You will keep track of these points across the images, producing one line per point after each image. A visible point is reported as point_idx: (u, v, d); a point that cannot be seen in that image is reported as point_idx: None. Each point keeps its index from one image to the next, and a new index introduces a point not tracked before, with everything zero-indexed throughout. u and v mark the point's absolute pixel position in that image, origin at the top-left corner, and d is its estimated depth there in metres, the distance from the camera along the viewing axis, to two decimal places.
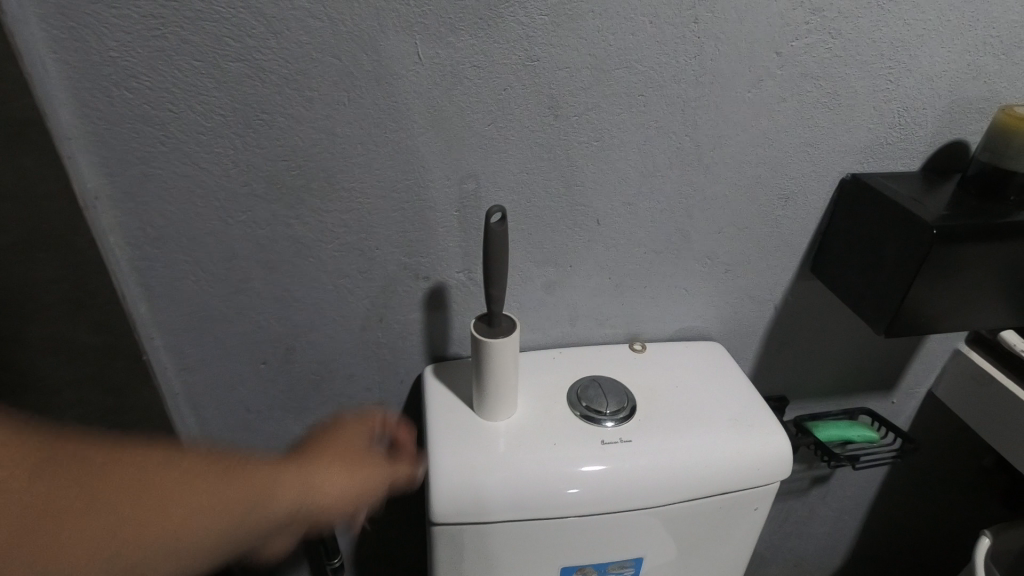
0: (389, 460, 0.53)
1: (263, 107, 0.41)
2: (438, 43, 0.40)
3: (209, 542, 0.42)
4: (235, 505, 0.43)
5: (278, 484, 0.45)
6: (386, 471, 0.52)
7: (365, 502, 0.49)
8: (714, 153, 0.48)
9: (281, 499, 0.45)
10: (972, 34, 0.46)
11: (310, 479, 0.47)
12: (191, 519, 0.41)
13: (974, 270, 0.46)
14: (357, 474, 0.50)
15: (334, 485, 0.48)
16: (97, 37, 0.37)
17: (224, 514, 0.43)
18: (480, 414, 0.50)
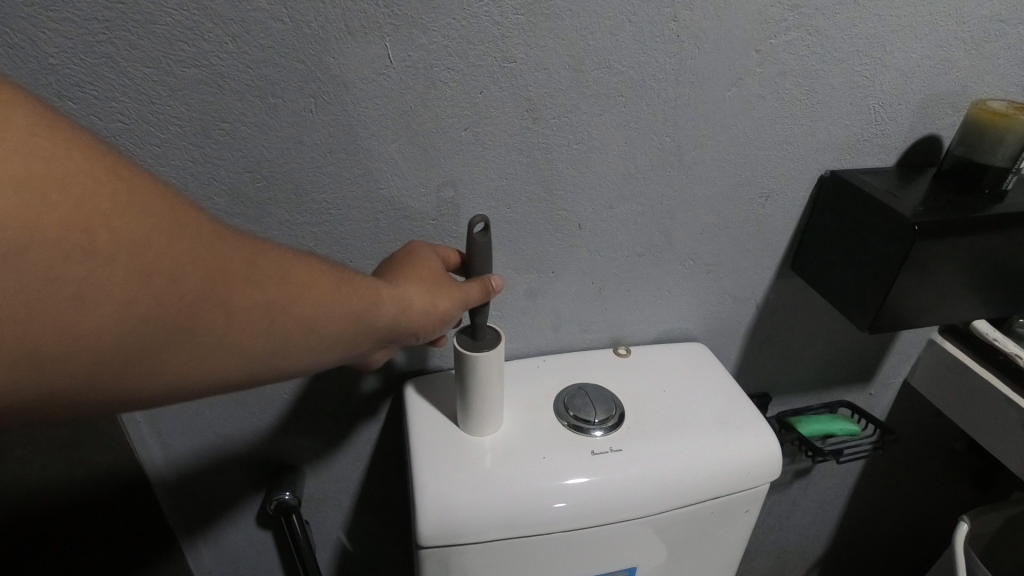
0: (465, 285, 0.43)
1: (223, 115, 0.38)
2: (410, 44, 0.38)
3: (283, 353, 0.37)
4: (333, 309, 0.38)
5: (386, 300, 0.40)
6: (454, 292, 0.42)
7: (431, 327, 0.43)
8: (695, 153, 0.47)
9: (385, 304, 0.40)
10: (944, 29, 0.46)
11: (381, 294, 0.40)
12: (276, 325, 0.36)
13: (954, 264, 0.46)
14: (440, 292, 0.42)
15: (409, 305, 0.41)
16: (34, 44, 0.33)
17: (308, 310, 0.37)
18: (464, 429, 0.48)
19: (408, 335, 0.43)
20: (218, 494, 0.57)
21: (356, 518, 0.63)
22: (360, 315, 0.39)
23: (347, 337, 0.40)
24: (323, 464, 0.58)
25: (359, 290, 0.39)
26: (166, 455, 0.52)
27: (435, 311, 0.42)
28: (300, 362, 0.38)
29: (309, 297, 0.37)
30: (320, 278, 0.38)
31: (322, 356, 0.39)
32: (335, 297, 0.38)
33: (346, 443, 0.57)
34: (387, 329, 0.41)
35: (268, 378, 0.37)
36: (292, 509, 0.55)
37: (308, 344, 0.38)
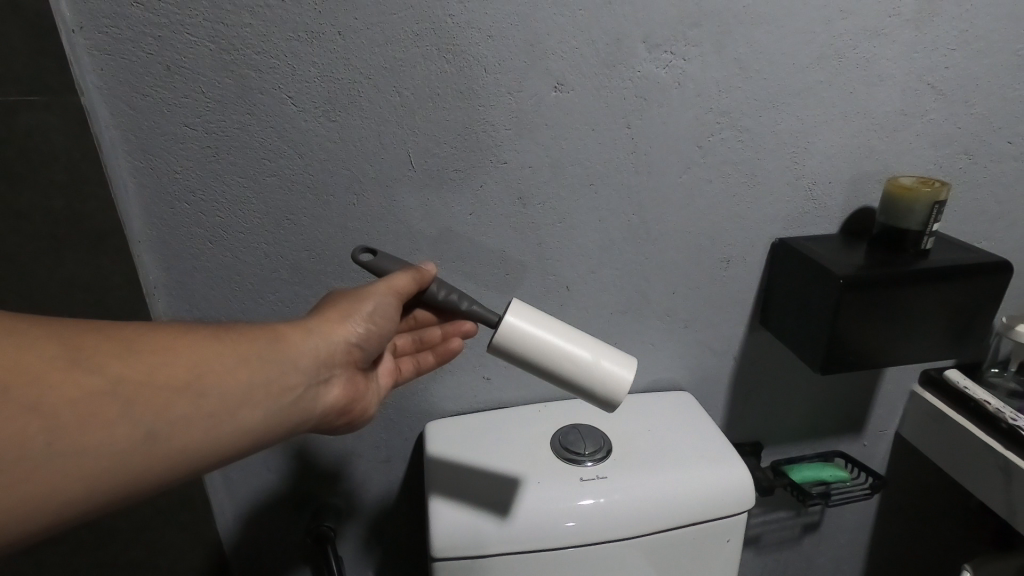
0: (394, 274, 0.47)
1: (290, 209, 0.51)
2: (426, 153, 0.51)
3: (174, 427, 0.36)
4: (217, 361, 0.38)
5: (293, 331, 0.43)
6: (380, 286, 0.45)
7: (352, 340, 0.45)
8: (659, 226, 0.58)
9: (293, 336, 0.43)
10: (856, 123, 0.57)
11: (283, 329, 0.43)
12: (148, 398, 0.35)
13: (886, 312, 0.55)
14: (356, 303, 0.45)
15: (322, 328, 0.44)
16: (167, 165, 0.48)
17: (184, 370, 0.37)
18: (603, 399, 0.46)
19: (326, 360, 0.44)
20: (264, 529, 0.65)
21: (383, 554, 0.70)
22: (254, 357, 0.40)
23: (251, 388, 0.39)
24: (355, 500, 0.66)
25: (254, 333, 0.41)
26: (226, 490, 0.62)
27: (354, 322, 0.45)
28: (205, 433, 0.37)
29: (176, 358, 0.37)
30: (189, 337, 0.38)
31: (235, 417, 0.39)
32: (215, 348, 0.39)
33: (376, 481, 0.66)
34: (309, 359, 0.43)
35: (170, 466, 0.36)
36: (328, 538, 0.64)
37: (207, 409, 0.37)
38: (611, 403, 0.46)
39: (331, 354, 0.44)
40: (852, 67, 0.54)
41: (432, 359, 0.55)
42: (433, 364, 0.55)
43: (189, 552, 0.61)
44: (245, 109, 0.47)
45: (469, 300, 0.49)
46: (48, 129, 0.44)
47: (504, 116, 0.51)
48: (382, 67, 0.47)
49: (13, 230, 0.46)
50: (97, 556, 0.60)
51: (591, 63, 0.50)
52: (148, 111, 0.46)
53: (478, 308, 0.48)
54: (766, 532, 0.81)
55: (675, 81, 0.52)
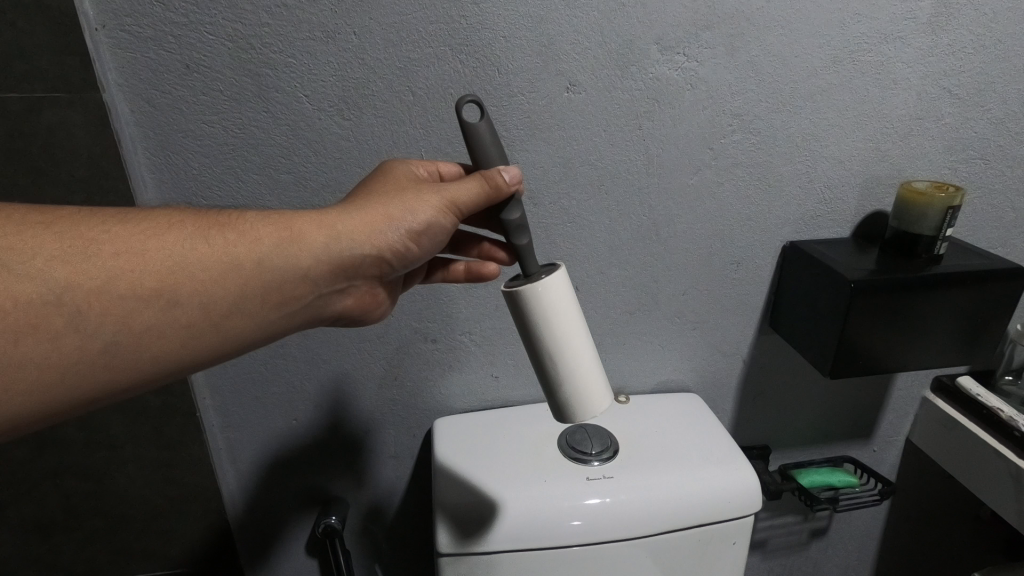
0: (461, 182, 0.41)
1: (303, 207, 0.52)
2: (439, 153, 0.52)
3: (147, 336, 0.36)
4: (201, 268, 0.37)
5: (307, 235, 0.40)
6: (437, 197, 0.41)
7: (386, 255, 0.42)
8: (669, 227, 0.58)
9: (304, 242, 0.40)
10: (870, 127, 0.56)
11: (297, 231, 0.39)
12: (113, 308, 0.35)
13: (897, 317, 0.54)
14: (396, 213, 0.41)
15: (349, 232, 0.40)
16: (185, 161, 0.49)
17: (159, 277, 0.36)
18: (564, 409, 0.43)
19: (347, 267, 0.41)
20: (274, 520, 0.66)
21: (390, 548, 0.71)
22: (246, 265, 0.38)
23: (238, 299, 0.38)
24: (364, 494, 0.67)
25: (256, 235, 0.39)
26: (238, 481, 0.63)
27: (388, 232, 0.41)
28: (185, 341, 0.37)
29: (152, 263, 0.36)
30: (170, 238, 0.37)
31: (219, 327, 0.38)
32: (200, 252, 0.37)
33: (384, 476, 0.66)
34: (320, 268, 0.40)
35: (148, 371, 0.37)
36: (336, 532, 0.63)
37: (185, 319, 0.37)
38: (567, 417, 0.43)
39: (350, 265, 0.41)
40: (867, 70, 0.54)
41: (461, 273, 0.53)
42: (459, 277, 0.54)
43: (200, 540, 0.63)
44: (261, 107, 0.48)
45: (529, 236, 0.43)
46: (71, 126, 0.45)
47: (517, 115, 0.51)
48: (396, 66, 0.48)
49: None
50: (112, 540, 0.61)
51: (603, 65, 0.50)
52: (167, 108, 0.47)
53: (528, 247, 0.43)
54: (773, 536, 0.80)
55: (687, 83, 0.52)
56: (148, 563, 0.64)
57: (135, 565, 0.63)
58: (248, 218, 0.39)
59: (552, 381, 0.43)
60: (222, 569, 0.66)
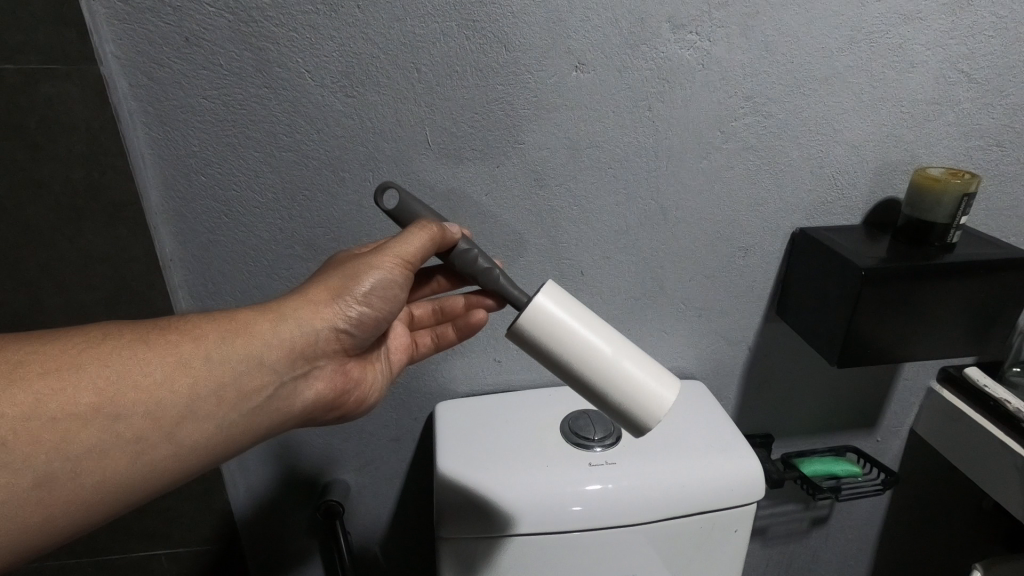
0: (403, 235, 0.43)
1: (305, 186, 0.51)
2: (443, 131, 0.50)
3: (90, 459, 0.34)
4: (143, 375, 0.36)
5: (255, 323, 0.41)
6: (384, 257, 0.43)
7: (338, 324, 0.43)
8: (677, 212, 0.57)
9: (253, 330, 0.40)
10: (885, 111, 0.55)
11: (244, 321, 0.40)
12: (44, 434, 0.33)
13: (908, 305, 0.53)
14: (344, 285, 0.43)
15: (299, 312, 0.42)
16: (184, 137, 0.48)
17: (96, 392, 0.35)
18: (631, 419, 0.42)
19: (303, 347, 0.42)
20: (274, 502, 0.66)
21: (391, 531, 0.71)
22: (194, 365, 0.38)
23: (189, 402, 0.37)
24: (364, 477, 0.67)
25: (199, 332, 0.39)
26: (238, 464, 0.63)
27: (340, 304, 0.43)
28: (134, 459, 0.36)
29: (87, 379, 0.34)
30: (104, 349, 0.36)
31: (172, 437, 0.37)
32: (141, 358, 0.36)
33: (384, 460, 0.66)
34: (274, 353, 0.41)
35: (93, 499, 0.35)
36: (337, 513, 0.63)
37: (130, 433, 0.35)
38: (638, 427, 0.42)
39: (305, 344, 0.42)
40: (884, 52, 0.52)
41: (453, 333, 0.56)
42: (453, 338, 0.56)
43: (200, 522, 0.63)
44: (261, 82, 0.47)
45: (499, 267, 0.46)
46: (68, 99, 0.44)
47: (523, 95, 0.50)
48: (401, 42, 0.47)
49: (34, 200, 0.47)
50: (113, 521, 0.62)
51: (613, 44, 0.49)
52: (166, 83, 0.46)
53: (506, 280, 0.45)
54: (773, 525, 0.80)
55: (699, 64, 0.51)
56: (148, 545, 0.64)
57: (136, 547, 0.63)
58: (190, 319, 0.39)
59: (599, 398, 0.42)
60: (222, 551, 0.66)
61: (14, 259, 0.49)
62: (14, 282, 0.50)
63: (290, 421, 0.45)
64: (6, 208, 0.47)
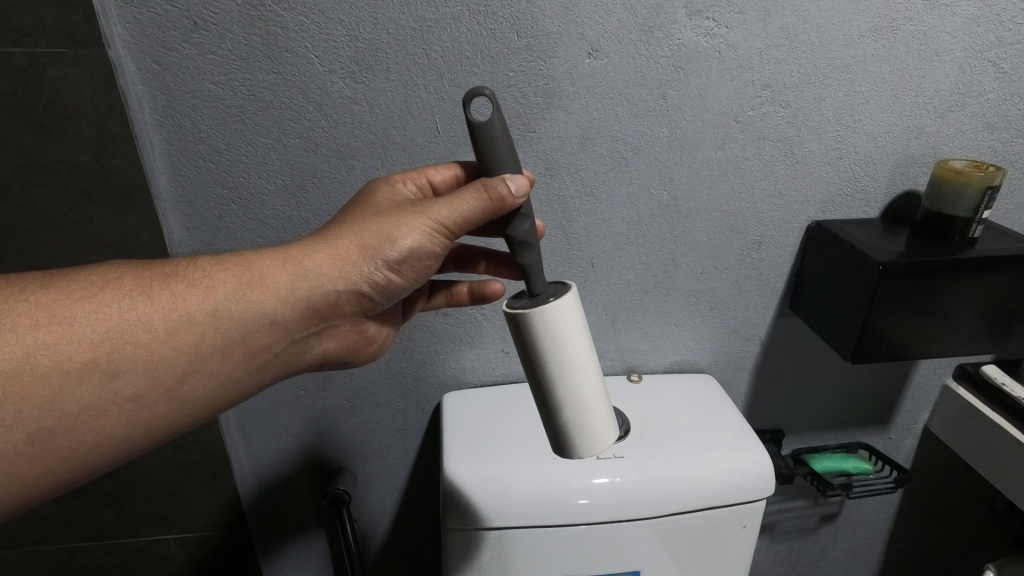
0: (452, 199, 0.39)
1: (314, 173, 0.51)
2: (453, 119, 0.50)
3: (89, 414, 0.35)
4: (144, 330, 0.36)
5: (270, 277, 0.39)
6: (417, 222, 0.40)
7: (360, 288, 0.41)
8: (690, 203, 0.56)
9: (266, 284, 0.39)
10: (907, 101, 0.53)
11: (258, 274, 0.39)
12: (37, 389, 0.34)
13: (926, 301, 0.52)
14: (372, 246, 0.40)
15: (320, 270, 0.40)
16: (192, 123, 0.47)
17: (92, 348, 0.35)
18: (566, 444, 0.42)
19: (318, 307, 0.41)
20: (282, 489, 0.66)
21: (398, 520, 0.71)
22: (198, 320, 0.38)
23: (192, 359, 0.38)
24: (371, 466, 0.67)
25: (209, 285, 0.38)
26: (246, 450, 0.63)
27: (367, 267, 0.40)
28: (134, 413, 0.37)
29: (83, 335, 0.35)
30: (102, 302, 0.35)
31: (172, 393, 0.38)
32: (145, 313, 0.36)
33: (391, 449, 0.66)
34: (287, 311, 0.40)
35: (92, 451, 0.36)
36: (343, 502, 0.64)
37: (129, 389, 0.36)
38: (567, 452, 0.42)
39: (320, 305, 0.41)
40: (907, 40, 0.51)
41: (466, 296, 0.55)
42: (464, 300, 0.56)
43: (208, 507, 0.63)
44: (270, 67, 0.46)
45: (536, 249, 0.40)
46: (76, 83, 0.44)
47: (535, 83, 0.49)
48: (411, 27, 0.46)
49: (43, 184, 0.47)
50: (123, 504, 0.62)
51: (627, 30, 0.48)
52: (174, 66, 0.45)
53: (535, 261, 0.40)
54: (782, 520, 0.79)
55: (716, 51, 0.49)
56: (157, 529, 0.64)
57: (145, 530, 0.64)
58: (199, 268, 0.39)
59: (550, 412, 0.41)
60: (230, 536, 0.66)
61: (23, 242, 0.49)
62: (24, 265, 0.50)
63: (299, 369, 0.46)
64: (15, 191, 0.47)
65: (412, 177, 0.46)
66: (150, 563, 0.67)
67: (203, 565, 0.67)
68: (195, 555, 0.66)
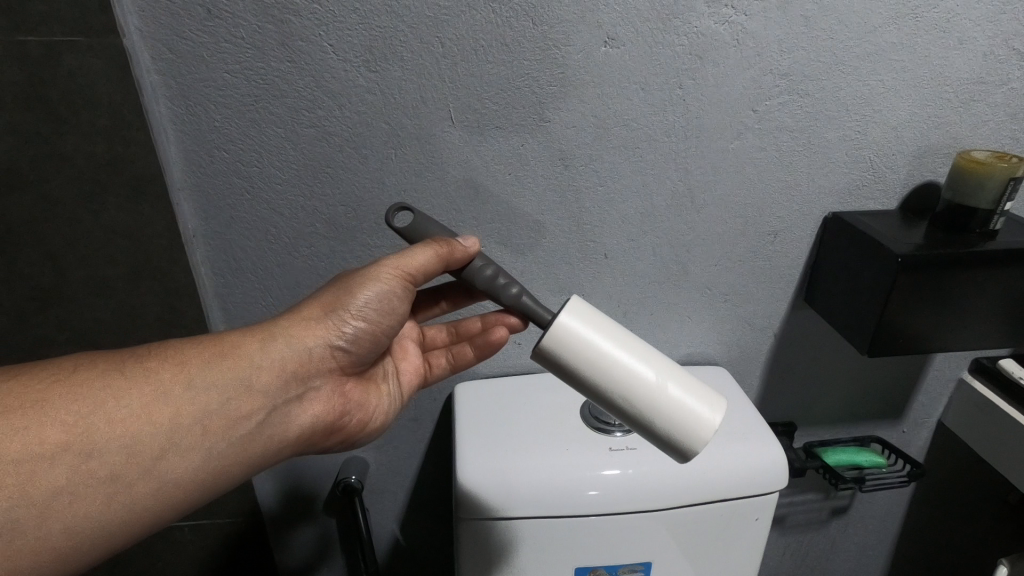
0: (409, 250, 0.44)
1: (327, 163, 0.51)
2: (467, 109, 0.49)
3: (63, 499, 0.35)
4: (119, 407, 0.37)
5: (241, 346, 0.42)
6: (377, 272, 0.44)
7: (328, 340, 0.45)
8: (705, 194, 0.55)
9: (239, 353, 0.42)
10: (929, 90, 0.53)
11: (228, 345, 0.42)
12: (9, 476, 0.33)
13: (946, 292, 0.51)
14: (336, 300, 0.44)
15: (287, 330, 0.44)
16: (206, 112, 0.47)
17: (65, 431, 0.35)
18: (674, 446, 0.41)
19: (291, 367, 0.44)
20: (294, 478, 0.67)
21: (409, 509, 0.72)
22: (176, 392, 0.39)
23: (172, 432, 0.38)
24: (383, 456, 0.67)
25: (181, 359, 0.40)
26: None
27: (334, 320, 0.45)
28: (113, 496, 0.36)
29: (55, 417, 0.35)
30: (77, 383, 0.37)
31: (151, 472, 0.38)
32: (119, 391, 0.37)
33: (403, 439, 0.66)
34: (262, 376, 0.42)
35: (64, 546, 0.35)
36: (356, 491, 0.64)
37: (104, 471, 0.36)
38: (683, 452, 0.41)
39: (294, 364, 0.44)
40: (931, 27, 0.50)
41: (471, 352, 0.55)
42: (470, 356, 0.55)
43: (223, 496, 0.64)
44: (285, 56, 0.46)
45: (520, 285, 0.45)
46: (91, 72, 0.44)
47: (550, 71, 0.49)
48: (426, 16, 0.46)
49: (60, 173, 0.47)
50: None
51: (644, 18, 0.47)
52: (187, 57, 0.45)
53: (528, 300, 0.44)
54: (792, 513, 0.79)
55: (733, 39, 0.49)
56: (172, 516, 0.65)
57: None
58: (172, 347, 0.41)
59: (640, 425, 0.41)
60: (243, 524, 0.67)
61: (40, 231, 0.49)
62: (39, 254, 0.50)
63: (286, 447, 0.46)
64: (30, 180, 0.47)
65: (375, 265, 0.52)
66: (164, 551, 0.67)
67: (215, 552, 0.68)
68: (208, 543, 0.67)
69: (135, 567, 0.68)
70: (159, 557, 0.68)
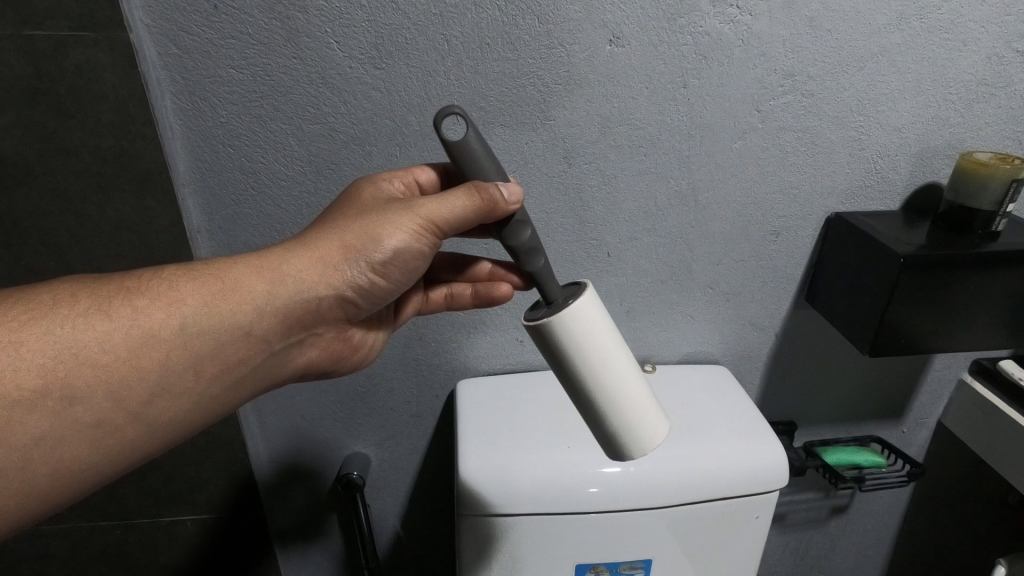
0: (444, 197, 0.40)
1: (332, 159, 0.51)
2: (472, 107, 0.50)
3: (45, 445, 0.34)
4: (106, 352, 0.35)
5: (243, 286, 0.40)
6: (405, 220, 0.40)
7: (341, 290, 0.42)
8: (709, 193, 0.55)
9: (241, 293, 0.39)
10: (933, 91, 0.53)
11: (228, 283, 0.39)
12: None
13: (947, 293, 0.52)
14: (356, 247, 0.41)
15: (299, 273, 0.40)
16: (212, 108, 0.47)
17: (45, 373, 0.34)
18: (615, 444, 0.42)
19: (297, 312, 0.42)
20: (297, 473, 0.67)
21: (410, 505, 0.72)
22: (166, 336, 0.37)
23: (161, 377, 0.37)
24: (385, 452, 0.67)
25: (175, 298, 0.38)
26: (262, 433, 0.64)
27: (351, 269, 0.41)
28: (99, 439, 0.36)
29: (34, 360, 0.34)
30: (56, 322, 0.35)
31: (140, 417, 0.37)
32: (105, 332, 0.35)
33: (405, 435, 0.67)
34: (263, 320, 0.40)
35: (50, 486, 0.35)
36: (357, 487, 0.63)
37: (89, 415, 0.35)
38: (619, 453, 0.42)
39: (300, 309, 0.42)
40: (935, 29, 0.50)
41: (469, 297, 0.54)
42: (467, 301, 0.54)
43: (225, 490, 0.64)
44: (291, 53, 0.46)
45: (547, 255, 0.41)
46: (98, 67, 0.44)
47: (556, 69, 0.49)
48: (431, 13, 0.46)
49: (66, 167, 0.47)
50: (141, 485, 0.63)
51: (650, 17, 0.47)
52: (194, 51, 0.45)
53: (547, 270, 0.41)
54: (792, 511, 0.80)
55: (738, 39, 0.49)
56: (175, 510, 0.65)
57: (163, 511, 0.65)
58: (165, 282, 0.38)
59: (599, 416, 0.41)
60: (245, 518, 0.67)
61: (45, 225, 0.49)
62: (44, 247, 0.50)
63: (278, 381, 0.46)
64: (36, 174, 0.47)
65: (398, 176, 0.47)
66: (167, 544, 0.68)
67: (218, 546, 0.68)
68: (210, 536, 0.67)
69: (136, 560, 0.68)
70: (162, 551, 0.68)
